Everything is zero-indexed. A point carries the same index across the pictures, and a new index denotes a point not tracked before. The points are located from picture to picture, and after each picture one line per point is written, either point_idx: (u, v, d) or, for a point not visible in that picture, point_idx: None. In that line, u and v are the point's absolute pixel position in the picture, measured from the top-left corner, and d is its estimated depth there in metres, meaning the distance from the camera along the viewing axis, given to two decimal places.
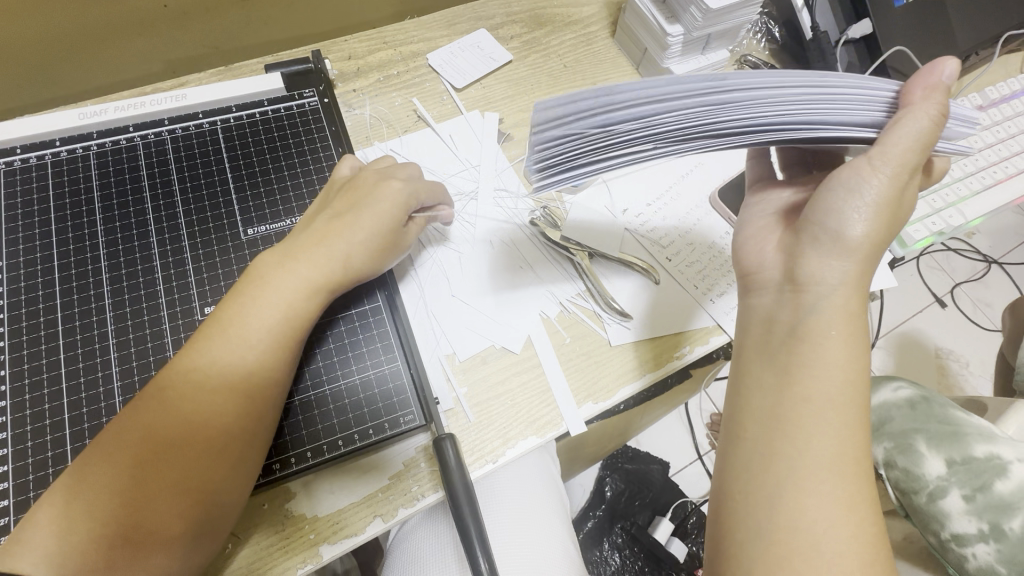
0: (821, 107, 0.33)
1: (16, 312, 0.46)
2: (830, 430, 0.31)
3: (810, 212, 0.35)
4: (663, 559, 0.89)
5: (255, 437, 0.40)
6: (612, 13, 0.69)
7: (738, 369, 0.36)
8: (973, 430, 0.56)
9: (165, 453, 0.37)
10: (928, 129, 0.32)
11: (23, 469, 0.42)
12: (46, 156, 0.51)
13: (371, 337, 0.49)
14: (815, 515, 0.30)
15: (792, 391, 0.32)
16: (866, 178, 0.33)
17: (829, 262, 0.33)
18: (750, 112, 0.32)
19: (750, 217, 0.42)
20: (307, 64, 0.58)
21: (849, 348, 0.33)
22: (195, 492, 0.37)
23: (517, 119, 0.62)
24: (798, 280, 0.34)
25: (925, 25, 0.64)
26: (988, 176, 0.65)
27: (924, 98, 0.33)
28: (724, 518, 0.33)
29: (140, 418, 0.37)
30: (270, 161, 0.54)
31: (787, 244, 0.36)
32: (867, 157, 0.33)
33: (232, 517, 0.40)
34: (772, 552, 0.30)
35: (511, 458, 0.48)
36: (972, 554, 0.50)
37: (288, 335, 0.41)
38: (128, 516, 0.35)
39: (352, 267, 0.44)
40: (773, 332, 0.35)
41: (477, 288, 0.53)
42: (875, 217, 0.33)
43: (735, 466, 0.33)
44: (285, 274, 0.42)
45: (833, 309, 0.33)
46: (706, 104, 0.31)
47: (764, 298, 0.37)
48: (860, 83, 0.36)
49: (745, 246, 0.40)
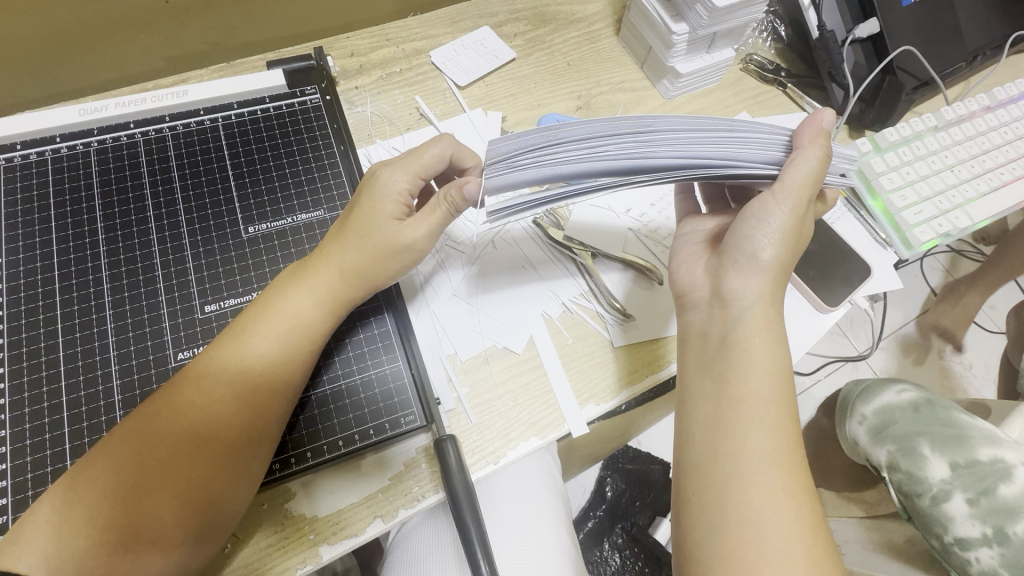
0: (731, 148, 0.37)
1: (15, 309, 0.46)
2: (781, 425, 0.33)
3: (730, 238, 0.38)
4: (664, 559, 0.88)
5: (262, 449, 0.39)
6: (616, 11, 0.68)
7: (682, 382, 0.38)
8: (977, 433, 0.55)
9: (172, 462, 0.36)
10: (815, 168, 0.36)
11: (21, 467, 0.42)
12: (47, 152, 0.51)
13: (373, 337, 0.48)
14: (771, 508, 0.31)
15: (728, 394, 0.34)
16: (771, 209, 0.36)
17: (747, 281, 0.36)
18: (670, 144, 0.36)
19: (685, 241, 0.45)
20: (308, 61, 0.58)
21: (772, 351, 0.35)
22: (197, 499, 0.36)
23: (519, 117, 0.61)
24: (721, 297, 0.37)
25: (932, 24, 0.63)
26: (996, 178, 0.63)
27: (809, 142, 0.37)
28: (684, 518, 0.34)
29: (148, 424, 0.37)
30: (271, 157, 0.54)
31: (712, 267, 0.39)
32: (771, 192, 0.36)
33: (231, 526, 0.39)
34: (724, 547, 0.31)
35: (513, 459, 0.47)
36: (975, 558, 0.50)
37: (302, 350, 0.41)
38: (130, 521, 0.35)
39: (362, 283, 0.43)
40: (705, 344, 0.37)
41: (474, 289, 0.53)
42: (782, 241, 0.36)
43: (689, 468, 0.35)
44: (299, 287, 0.42)
45: (754, 320, 0.35)
46: (631, 138, 0.36)
47: (697, 314, 0.39)
48: (764, 127, 0.40)
49: (677, 268, 0.42)
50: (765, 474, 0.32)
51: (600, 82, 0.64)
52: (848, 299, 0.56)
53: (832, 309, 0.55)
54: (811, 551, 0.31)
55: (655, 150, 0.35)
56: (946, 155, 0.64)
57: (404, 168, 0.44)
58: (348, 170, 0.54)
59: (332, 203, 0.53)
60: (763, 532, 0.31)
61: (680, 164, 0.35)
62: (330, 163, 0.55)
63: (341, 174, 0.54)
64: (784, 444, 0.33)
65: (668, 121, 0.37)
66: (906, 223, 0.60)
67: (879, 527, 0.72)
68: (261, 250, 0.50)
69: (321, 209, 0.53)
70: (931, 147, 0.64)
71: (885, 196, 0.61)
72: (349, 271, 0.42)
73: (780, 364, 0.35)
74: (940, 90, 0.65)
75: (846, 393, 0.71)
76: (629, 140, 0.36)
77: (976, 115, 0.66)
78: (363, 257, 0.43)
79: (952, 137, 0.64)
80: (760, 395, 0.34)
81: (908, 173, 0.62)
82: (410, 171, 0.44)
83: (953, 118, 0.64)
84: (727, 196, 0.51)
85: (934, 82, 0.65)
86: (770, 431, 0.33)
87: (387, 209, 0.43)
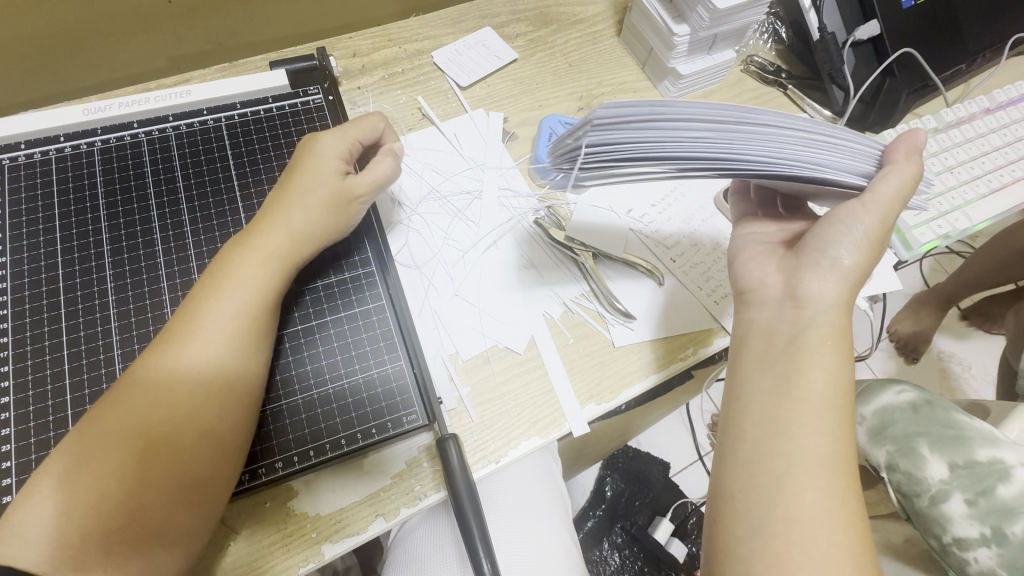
0: (825, 156, 0.37)
1: (19, 307, 0.46)
2: (837, 433, 0.34)
3: (810, 241, 0.38)
4: (663, 559, 0.89)
5: (233, 409, 0.39)
6: (617, 12, 0.68)
7: (736, 377, 0.38)
8: (975, 434, 0.56)
9: (140, 434, 0.36)
10: (908, 184, 0.37)
11: (26, 464, 0.42)
12: (51, 151, 0.51)
13: (374, 336, 0.48)
14: (819, 513, 0.32)
15: (792, 395, 0.34)
16: (860, 216, 0.36)
17: (827, 284, 0.36)
18: (763, 143, 0.35)
19: (744, 243, 0.44)
20: (312, 61, 0.58)
21: (840, 360, 0.35)
22: (173, 467, 0.36)
23: (520, 118, 0.62)
24: (796, 296, 0.37)
25: (933, 26, 0.63)
26: (995, 180, 0.64)
27: (905, 158, 0.38)
28: (722, 517, 0.34)
29: (116, 404, 0.37)
30: (275, 157, 0.54)
31: (786, 267, 0.39)
32: (861, 200, 0.36)
33: (223, 498, 0.39)
34: (769, 547, 0.32)
35: (512, 459, 0.47)
36: (973, 558, 0.50)
37: (258, 307, 0.41)
38: (113, 499, 0.35)
39: (309, 239, 0.44)
40: (772, 344, 0.36)
41: (475, 287, 0.53)
42: (863, 250, 0.36)
43: (734, 468, 0.35)
44: (248, 252, 0.42)
45: (828, 324, 0.35)
46: (730, 128, 0.35)
47: (765, 312, 0.38)
48: (856, 136, 0.40)
49: (744, 266, 0.42)
50: (808, 476, 0.32)
51: (602, 83, 0.64)
52: None
53: None
54: (815, 550, 0.31)
55: (750, 144, 0.35)
56: (946, 157, 0.64)
57: (342, 134, 0.47)
58: None
59: None
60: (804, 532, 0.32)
61: (773, 166, 0.35)
62: None
63: None
64: (842, 450, 0.34)
65: (771, 119, 0.36)
66: (906, 225, 0.60)
67: (880, 527, 0.72)
68: None
69: None
70: (931, 149, 0.64)
71: None
72: (301, 230, 0.44)
73: (840, 373, 0.35)
74: (940, 91, 0.65)
75: None
76: (732, 132, 0.35)
77: (975, 118, 0.66)
78: (315, 213, 0.44)
79: (953, 138, 0.64)
80: (820, 402, 0.34)
81: None
82: (346, 136, 0.47)
83: (953, 120, 0.65)
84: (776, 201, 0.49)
85: (933, 83, 0.65)
86: (832, 437, 0.34)
87: (327, 166, 0.45)
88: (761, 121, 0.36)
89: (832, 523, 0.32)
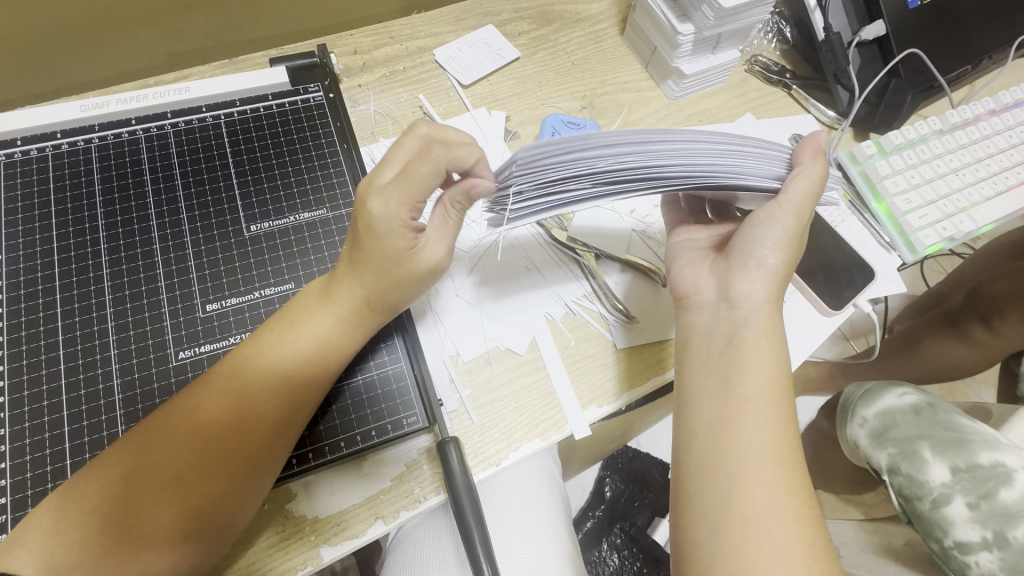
0: (742, 162, 0.38)
1: (14, 306, 0.45)
2: (780, 424, 0.34)
3: (736, 243, 0.39)
4: (661, 560, 0.88)
5: (268, 461, 0.39)
6: (621, 11, 0.68)
7: (682, 383, 0.38)
8: (977, 437, 0.55)
9: (175, 458, 0.36)
10: (815, 182, 0.39)
11: (20, 466, 0.41)
12: (48, 148, 0.51)
13: (386, 368, 0.47)
14: (770, 508, 0.32)
15: (734, 393, 0.35)
16: (777, 216, 0.37)
17: (754, 283, 0.37)
18: (685, 157, 0.36)
19: (680, 250, 0.46)
20: (312, 58, 0.57)
21: (774, 355, 0.36)
22: (196, 501, 0.36)
23: (523, 117, 0.61)
24: (729, 297, 0.38)
25: (938, 27, 0.63)
26: (999, 182, 0.63)
27: (811, 159, 0.39)
28: (683, 520, 0.34)
29: (162, 416, 0.38)
30: (274, 156, 0.53)
31: (720, 271, 0.40)
32: (776, 202, 0.38)
33: (232, 536, 0.39)
34: (726, 548, 0.31)
35: (514, 461, 0.47)
36: (975, 562, 0.50)
37: (316, 367, 0.40)
38: (129, 513, 0.35)
39: (382, 299, 0.41)
40: (711, 346, 0.37)
41: (488, 312, 0.52)
42: (784, 248, 0.37)
43: (687, 468, 0.35)
44: (321, 303, 0.41)
45: (761, 322, 0.36)
46: (651, 146, 0.35)
47: (702, 315, 0.39)
48: (766, 142, 0.41)
49: (681, 274, 0.43)
50: (767, 473, 0.32)
51: (605, 82, 0.64)
52: (851, 301, 0.55)
53: (836, 312, 0.55)
54: (802, 554, 0.31)
55: (676, 163, 0.35)
56: (951, 159, 0.63)
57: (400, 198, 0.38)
58: (352, 170, 0.54)
59: (335, 202, 0.53)
60: (780, 535, 0.31)
61: (694, 177, 0.35)
62: (329, 163, 0.54)
63: (344, 174, 0.54)
64: (786, 444, 0.34)
65: (693, 134, 0.36)
66: (910, 227, 0.60)
67: (880, 530, 0.72)
68: (263, 250, 0.50)
69: (323, 207, 0.52)
70: (937, 151, 0.63)
71: (889, 200, 0.61)
72: (367, 295, 0.41)
73: (773, 368, 0.35)
74: (945, 92, 0.65)
75: (848, 395, 0.70)
76: (653, 152, 0.35)
77: (981, 119, 0.66)
78: (378, 279, 0.40)
79: (958, 140, 0.64)
80: (761, 398, 0.34)
81: (913, 176, 0.62)
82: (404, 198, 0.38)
83: (958, 121, 0.64)
84: (708, 210, 0.50)
85: (939, 84, 0.64)
86: (774, 431, 0.34)
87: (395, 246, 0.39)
88: (684, 139, 0.36)
89: (809, 524, 0.32)
